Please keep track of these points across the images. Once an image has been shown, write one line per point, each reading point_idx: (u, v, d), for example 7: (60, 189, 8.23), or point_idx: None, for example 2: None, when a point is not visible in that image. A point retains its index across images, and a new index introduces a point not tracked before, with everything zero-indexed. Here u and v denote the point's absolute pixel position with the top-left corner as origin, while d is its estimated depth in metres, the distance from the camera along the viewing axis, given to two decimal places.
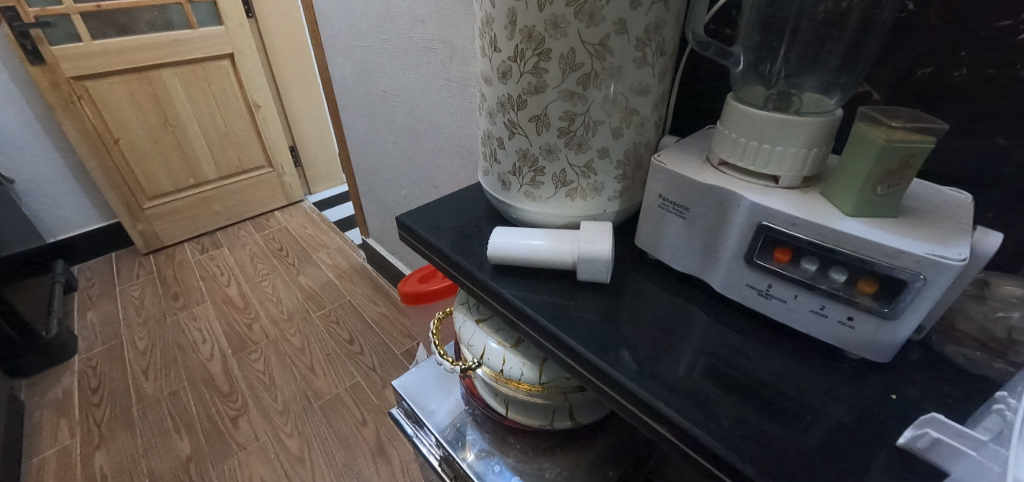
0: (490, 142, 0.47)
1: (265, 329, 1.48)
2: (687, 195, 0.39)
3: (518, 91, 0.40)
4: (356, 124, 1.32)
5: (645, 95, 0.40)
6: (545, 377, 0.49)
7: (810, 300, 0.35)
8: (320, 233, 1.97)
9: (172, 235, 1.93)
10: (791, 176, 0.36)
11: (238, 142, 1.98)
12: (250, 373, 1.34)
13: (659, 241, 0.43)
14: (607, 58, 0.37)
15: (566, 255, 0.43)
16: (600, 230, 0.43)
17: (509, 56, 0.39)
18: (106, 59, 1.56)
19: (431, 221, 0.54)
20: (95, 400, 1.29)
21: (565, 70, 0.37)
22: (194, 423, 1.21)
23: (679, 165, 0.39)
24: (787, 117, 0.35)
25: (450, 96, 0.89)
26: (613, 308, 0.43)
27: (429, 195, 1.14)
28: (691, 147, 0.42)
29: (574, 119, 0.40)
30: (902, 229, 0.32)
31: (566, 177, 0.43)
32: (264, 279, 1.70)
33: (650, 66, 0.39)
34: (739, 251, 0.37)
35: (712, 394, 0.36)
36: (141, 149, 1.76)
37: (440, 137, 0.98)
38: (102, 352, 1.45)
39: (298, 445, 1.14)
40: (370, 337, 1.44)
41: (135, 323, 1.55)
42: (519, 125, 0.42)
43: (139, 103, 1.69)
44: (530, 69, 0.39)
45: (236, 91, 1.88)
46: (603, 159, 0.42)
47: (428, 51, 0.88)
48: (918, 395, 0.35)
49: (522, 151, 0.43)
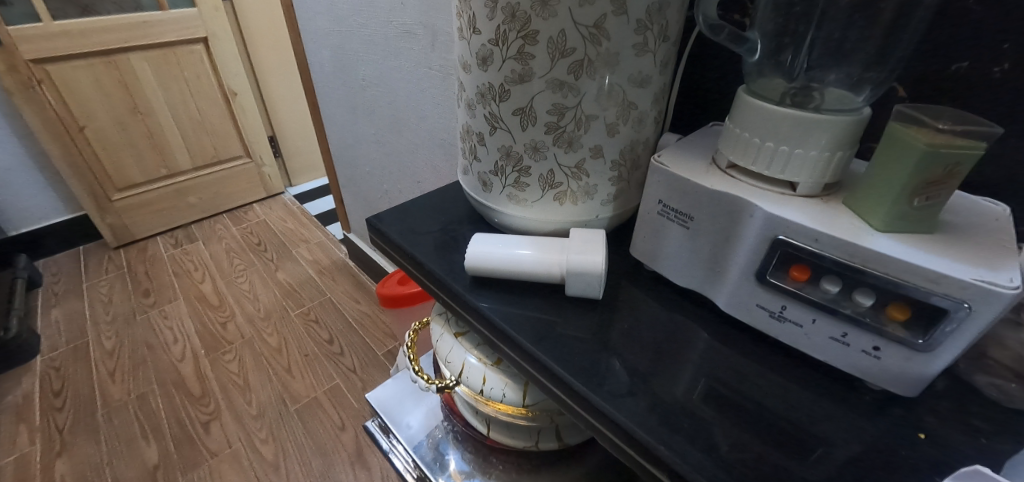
0: (469, 137, 0.41)
1: (240, 328, 1.42)
2: (691, 203, 0.34)
3: (500, 80, 0.35)
4: (335, 114, 1.25)
5: (644, 87, 0.35)
6: (529, 400, 0.44)
7: (830, 326, 0.31)
8: (300, 226, 1.90)
9: (144, 228, 1.85)
10: (811, 183, 0.32)
11: (214, 131, 1.89)
12: (224, 375, 1.27)
13: (658, 252, 0.39)
14: (603, 43, 0.32)
15: (554, 267, 0.38)
16: (593, 239, 0.38)
17: (489, 39, 0.34)
18: (69, 41, 1.46)
19: (405, 224, 0.49)
20: (58, 403, 1.22)
21: (554, 56, 0.32)
22: (162, 429, 1.15)
23: (682, 167, 0.35)
24: (810, 115, 0.30)
25: (431, 86, 0.83)
26: (605, 326, 0.38)
27: (412, 190, 1.09)
28: (695, 147, 0.38)
29: (564, 113, 0.35)
30: (941, 248, 0.27)
31: (554, 179, 0.38)
32: (241, 275, 1.63)
33: (651, 53, 0.34)
34: (751, 267, 0.33)
35: (719, 431, 0.31)
36: (109, 138, 1.67)
37: (422, 128, 0.92)
38: (66, 352, 1.37)
39: (272, 452, 1.09)
40: (350, 337, 1.38)
41: (103, 321, 1.47)
42: (501, 119, 0.37)
43: (106, 89, 1.60)
44: (514, 55, 0.33)
45: (211, 78, 1.79)
46: (595, 159, 0.37)
47: (409, 36, 0.82)
48: (950, 435, 0.31)
49: (505, 148, 0.38)
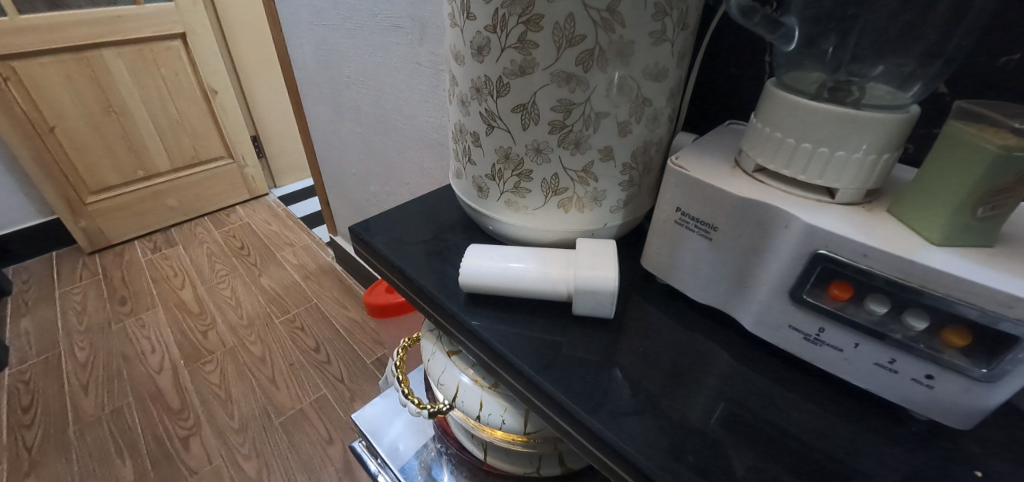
0: (462, 137, 0.37)
1: (222, 336, 1.36)
2: (715, 212, 0.30)
3: (498, 73, 0.31)
4: (319, 112, 1.20)
5: (660, 81, 0.31)
6: (531, 427, 0.40)
7: (875, 351, 0.27)
8: (285, 229, 1.84)
9: (121, 233, 1.77)
10: (853, 190, 0.28)
11: (194, 131, 1.82)
12: (204, 387, 1.22)
13: (675, 265, 0.35)
14: (617, 30, 0.28)
15: (560, 283, 0.34)
16: (601, 251, 0.34)
17: (486, 25, 0.30)
18: (37, 36, 1.39)
19: (392, 233, 0.45)
20: (26, 420, 1.15)
21: (561, 45, 0.28)
22: (138, 445, 1.09)
23: (704, 171, 0.31)
24: (855, 113, 0.26)
25: (420, 82, 0.79)
26: (617, 348, 0.35)
27: (400, 192, 1.04)
28: (716, 148, 0.34)
29: (571, 110, 0.30)
30: (1009, 264, 0.24)
31: (559, 184, 0.34)
32: (222, 280, 1.57)
33: (669, 42, 0.30)
34: (784, 284, 0.29)
35: (750, 472, 0.27)
36: (82, 138, 1.59)
37: (411, 127, 0.88)
38: (36, 365, 1.30)
39: (256, 468, 1.03)
40: (338, 345, 1.33)
41: (76, 331, 1.40)
42: (499, 117, 0.32)
43: (78, 87, 1.52)
44: (514, 44, 0.29)
45: (190, 76, 1.72)
46: (606, 161, 0.33)
47: (396, 30, 0.78)
48: (1006, 470, 0.27)
49: (503, 150, 0.34)
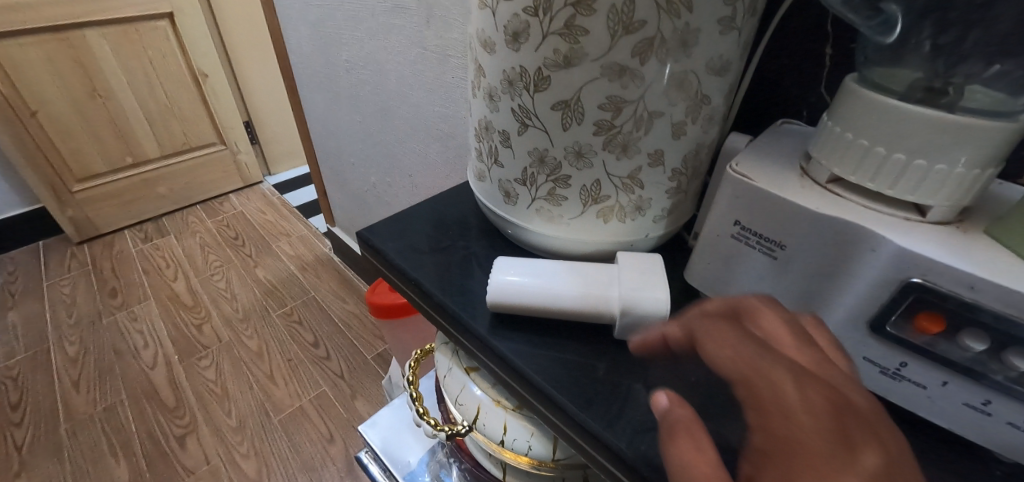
0: (488, 136, 0.33)
1: (217, 331, 1.32)
2: (785, 228, 0.27)
3: (538, 64, 0.26)
4: (316, 99, 1.14)
5: (721, 76, 0.27)
6: (560, 454, 0.37)
7: (967, 392, 0.24)
8: (280, 219, 1.79)
9: (110, 222, 1.72)
10: (947, 208, 0.25)
11: (183, 116, 1.75)
12: (200, 383, 1.18)
13: (728, 282, 0.31)
14: (683, 16, 0.24)
15: (603, 305, 0.31)
16: (647, 268, 0.31)
17: (526, 7, 0.25)
18: (14, 15, 1.31)
19: (405, 239, 0.41)
20: (16, 418, 1.12)
21: (616, 33, 0.24)
22: (133, 444, 1.06)
23: (770, 180, 0.28)
24: (963, 119, 0.22)
25: (425, 68, 0.74)
26: (662, 375, 0.31)
27: (402, 184, 0.99)
28: (778, 154, 0.30)
29: (620, 108, 0.26)
30: None
31: (600, 192, 0.30)
32: (217, 272, 1.52)
33: (736, 31, 0.26)
34: (863, 312, 0.26)
35: None
36: (66, 123, 1.53)
37: (414, 116, 0.83)
38: (25, 360, 1.26)
39: (255, 468, 1.01)
40: (337, 339, 1.29)
41: (65, 325, 1.36)
42: (536, 115, 0.28)
43: (60, 69, 1.45)
44: (559, 30, 0.25)
45: (178, 58, 1.64)
46: (654, 167, 0.29)
47: (399, 11, 0.73)
48: None
49: (538, 153, 0.30)
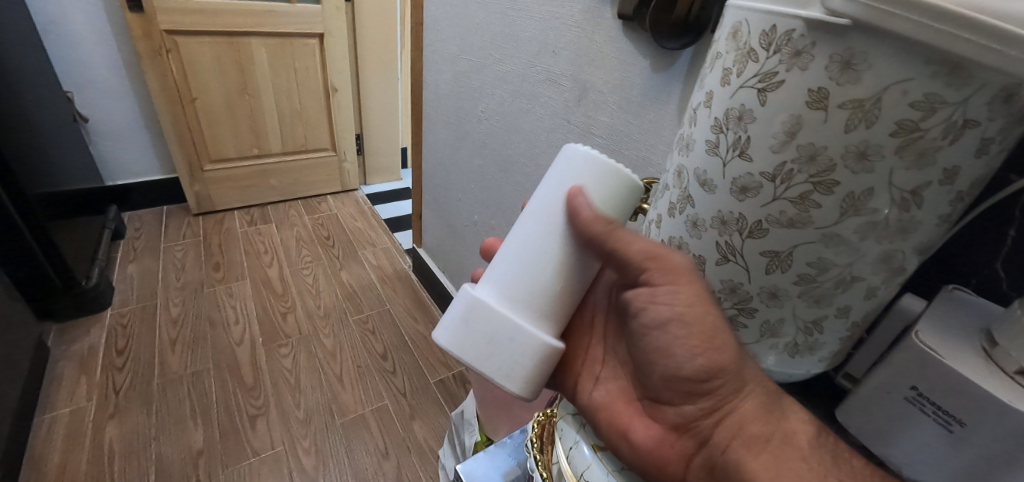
0: (679, 253, 0.36)
1: (299, 323, 1.42)
2: (967, 407, 0.29)
3: (760, 216, 0.30)
4: (439, 136, 1.25)
5: (923, 254, 0.30)
6: None
7: None
8: (369, 228, 1.92)
9: (225, 201, 1.92)
10: None
11: (307, 122, 1.94)
12: (277, 369, 1.27)
13: (882, 434, 0.34)
14: (912, 210, 0.27)
15: (481, 322, 0.39)
16: (489, 339, 0.39)
17: (764, 172, 0.29)
18: (202, 18, 1.55)
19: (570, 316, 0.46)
20: (118, 362, 1.26)
21: (846, 212, 0.28)
22: (211, 412, 1.15)
23: (953, 357, 0.30)
24: None
25: (563, 138, 0.81)
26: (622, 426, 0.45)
27: (506, 230, 1.06)
28: (959, 329, 0.33)
29: (826, 269, 0.30)
30: None
31: (780, 328, 0.34)
32: (306, 267, 1.65)
33: (949, 224, 0.29)
34: None
35: None
36: (215, 112, 1.75)
37: (539, 176, 0.89)
38: (135, 311, 1.42)
39: (313, 464, 1.06)
40: (405, 357, 1.35)
41: (173, 286, 1.52)
42: (741, 255, 0.32)
43: (223, 67, 1.68)
44: (793, 198, 0.29)
45: (317, 72, 1.85)
46: (838, 319, 0.32)
47: (550, 85, 0.80)
48: None
49: (732, 283, 0.33)
